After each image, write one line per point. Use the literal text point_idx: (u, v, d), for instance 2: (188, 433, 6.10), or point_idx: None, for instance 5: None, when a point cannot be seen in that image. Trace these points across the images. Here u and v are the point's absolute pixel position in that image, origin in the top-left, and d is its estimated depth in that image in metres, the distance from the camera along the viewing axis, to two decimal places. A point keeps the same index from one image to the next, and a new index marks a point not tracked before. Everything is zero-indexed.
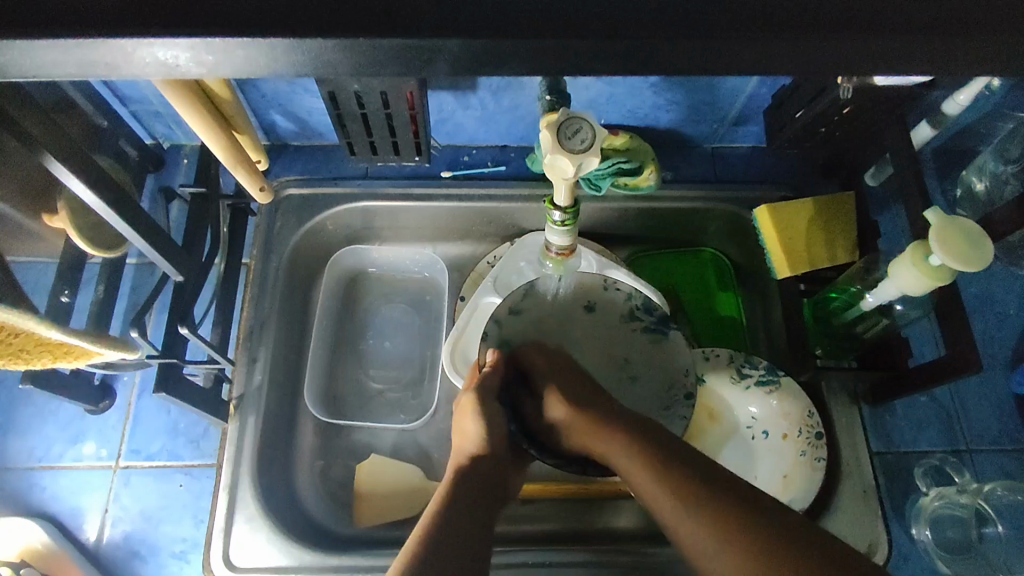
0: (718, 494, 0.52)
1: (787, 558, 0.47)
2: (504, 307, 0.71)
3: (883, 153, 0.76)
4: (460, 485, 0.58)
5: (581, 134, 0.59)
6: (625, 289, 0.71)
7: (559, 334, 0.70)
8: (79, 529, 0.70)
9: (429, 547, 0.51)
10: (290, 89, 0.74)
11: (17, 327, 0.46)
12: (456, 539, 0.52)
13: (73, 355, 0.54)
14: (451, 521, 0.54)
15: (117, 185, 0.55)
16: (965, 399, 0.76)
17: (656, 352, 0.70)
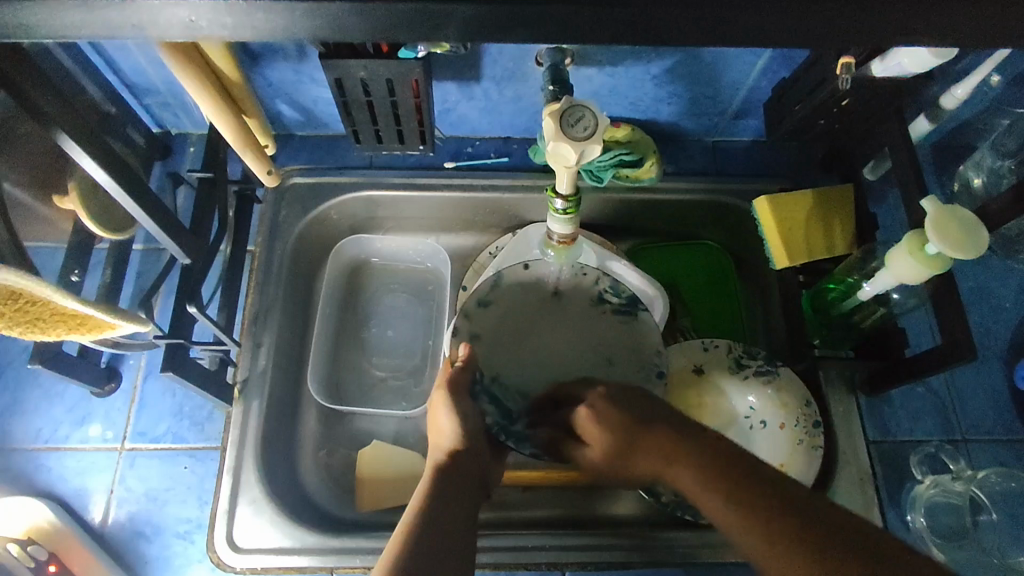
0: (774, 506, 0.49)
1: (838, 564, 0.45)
2: (471, 298, 0.70)
3: (881, 147, 0.77)
4: (439, 487, 0.57)
5: (583, 122, 0.60)
6: (594, 274, 0.73)
7: (523, 324, 0.71)
8: (85, 510, 0.71)
9: (412, 553, 0.51)
10: (296, 78, 0.75)
11: (34, 296, 0.48)
12: (437, 548, 0.53)
13: (86, 328, 0.56)
14: (433, 527, 0.54)
15: (127, 163, 0.56)
16: (961, 390, 0.78)
17: (627, 333, 0.70)
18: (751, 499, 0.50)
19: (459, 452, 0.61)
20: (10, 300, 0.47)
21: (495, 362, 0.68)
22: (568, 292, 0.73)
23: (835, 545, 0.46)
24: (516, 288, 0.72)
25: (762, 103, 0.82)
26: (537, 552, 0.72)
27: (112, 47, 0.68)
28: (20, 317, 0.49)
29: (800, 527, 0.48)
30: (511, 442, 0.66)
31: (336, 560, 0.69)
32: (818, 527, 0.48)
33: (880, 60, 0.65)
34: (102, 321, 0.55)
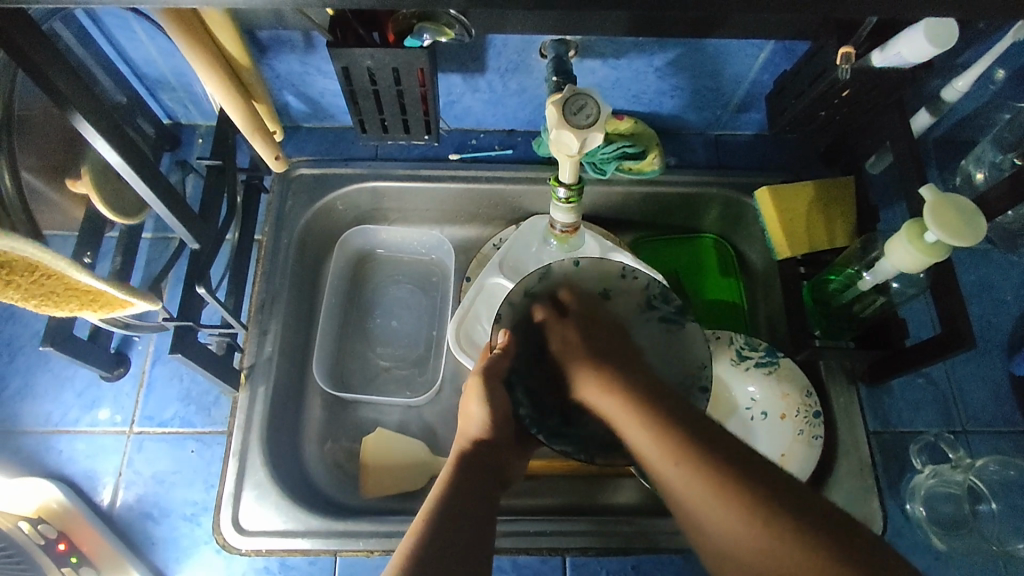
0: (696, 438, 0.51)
1: (741, 484, 0.47)
2: (519, 289, 0.67)
3: (884, 141, 0.78)
4: (462, 474, 0.59)
5: (586, 109, 0.61)
6: (642, 278, 0.67)
7: (568, 323, 0.65)
8: (94, 491, 0.72)
9: (428, 540, 0.51)
10: (304, 70, 0.77)
11: (50, 271, 0.49)
12: (457, 532, 0.53)
13: (100, 305, 0.57)
14: (453, 512, 0.54)
15: (138, 147, 0.58)
16: (961, 380, 0.79)
17: (673, 343, 0.62)
18: (684, 435, 0.51)
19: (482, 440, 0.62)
20: (26, 274, 0.48)
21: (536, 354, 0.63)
22: (616, 295, 0.66)
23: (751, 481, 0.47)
24: (565, 284, 0.67)
25: (764, 96, 0.83)
26: (540, 538, 0.72)
27: (123, 36, 0.70)
28: (36, 291, 0.51)
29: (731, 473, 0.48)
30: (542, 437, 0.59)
31: (339, 543, 0.70)
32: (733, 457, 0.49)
33: (880, 50, 0.65)
34: (114, 298, 0.57)
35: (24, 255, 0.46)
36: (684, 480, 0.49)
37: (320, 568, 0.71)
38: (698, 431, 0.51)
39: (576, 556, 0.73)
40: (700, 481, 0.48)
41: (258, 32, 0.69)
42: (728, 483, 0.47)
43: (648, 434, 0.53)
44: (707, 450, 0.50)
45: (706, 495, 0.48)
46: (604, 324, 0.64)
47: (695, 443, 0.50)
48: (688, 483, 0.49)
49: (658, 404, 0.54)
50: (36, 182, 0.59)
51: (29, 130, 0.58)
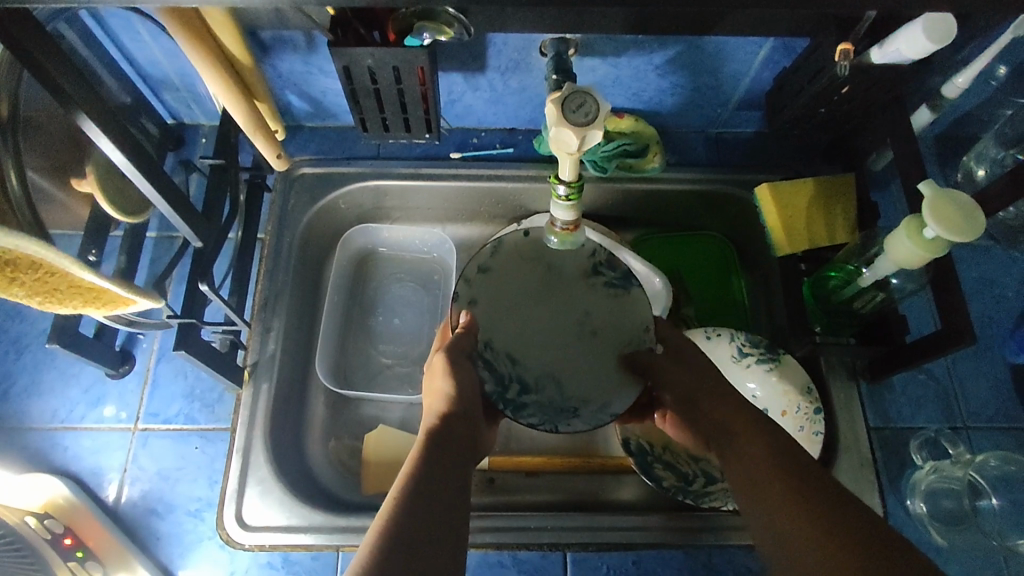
0: (797, 481, 0.55)
1: (830, 527, 0.52)
2: (472, 265, 0.72)
3: (884, 138, 0.78)
4: (434, 446, 0.57)
5: (585, 107, 0.61)
6: (589, 245, 0.74)
7: (514, 295, 0.72)
8: (100, 488, 0.73)
9: (403, 517, 0.50)
10: (306, 69, 0.77)
11: (54, 267, 0.50)
12: (426, 524, 0.51)
13: (102, 302, 0.58)
14: (419, 503, 0.52)
15: (142, 146, 0.58)
16: (962, 377, 0.79)
17: (618, 307, 0.72)
18: (784, 473, 0.56)
19: (451, 416, 0.60)
20: (30, 270, 0.49)
21: (490, 327, 0.71)
22: (561, 263, 0.74)
23: (838, 527, 0.52)
24: (514, 254, 0.74)
25: (764, 93, 0.83)
26: (541, 533, 0.73)
27: (128, 38, 0.71)
28: (40, 287, 0.51)
29: (826, 521, 0.52)
30: (509, 411, 0.67)
31: (341, 538, 0.70)
32: (827, 506, 0.53)
33: (879, 47, 0.65)
34: (116, 295, 0.57)
35: (30, 251, 0.46)
36: (774, 510, 0.55)
37: (323, 564, 0.71)
38: (798, 473, 0.56)
39: (577, 552, 0.73)
40: (790, 512, 0.54)
41: (260, 34, 0.69)
42: (820, 525, 0.52)
43: (747, 465, 0.58)
44: (802, 492, 0.55)
45: (784, 513, 0.54)
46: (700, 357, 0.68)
47: (780, 471, 0.56)
48: (778, 513, 0.54)
49: (767, 442, 0.59)
50: (41, 182, 0.60)
51: (35, 130, 0.59)
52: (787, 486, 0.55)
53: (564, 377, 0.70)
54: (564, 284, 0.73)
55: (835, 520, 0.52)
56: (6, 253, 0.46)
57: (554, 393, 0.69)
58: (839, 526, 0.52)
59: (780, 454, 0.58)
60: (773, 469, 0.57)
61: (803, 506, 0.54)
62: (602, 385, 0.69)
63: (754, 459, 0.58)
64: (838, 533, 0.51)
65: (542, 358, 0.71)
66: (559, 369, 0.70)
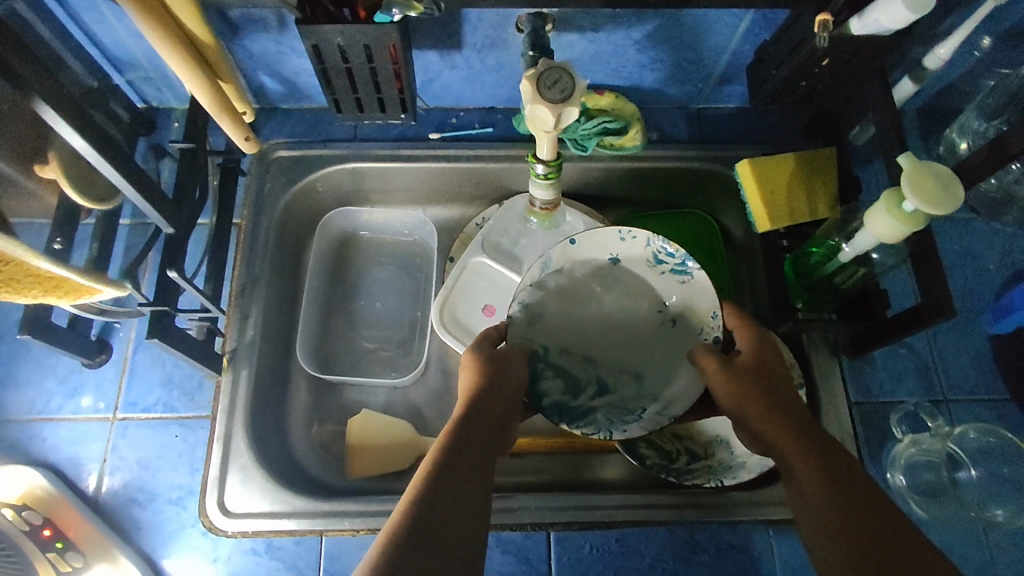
0: (840, 480, 0.52)
1: (866, 529, 0.49)
2: (526, 287, 0.73)
3: (865, 113, 0.77)
4: (458, 439, 0.56)
5: (560, 84, 0.60)
6: (641, 237, 0.73)
7: (578, 304, 0.74)
8: (79, 478, 0.72)
9: (418, 514, 0.50)
10: (278, 49, 0.75)
11: (6, 257, 0.49)
12: (449, 520, 0.50)
13: (64, 292, 0.57)
14: (435, 504, 0.50)
15: (104, 131, 0.57)
16: (943, 350, 0.79)
17: (687, 296, 0.73)
18: (827, 469, 0.53)
19: (475, 412, 0.59)
20: None
21: (556, 339, 0.73)
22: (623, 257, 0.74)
23: (873, 528, 0.49)
24: (569, 264, 0.74)
25: (745, 67, 0.82)
26: (529, 512, 0.72)
27: (92, 19, 0.69)
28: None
29: (861, 521, 0.50)
30: (582, 415, 0.71)
31: (324, 523, 0.70)
32: (868, 509, 0.50)
33: (859, 17, 0.64)
34: (78, 284, 0.57)
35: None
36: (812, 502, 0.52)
37: (306, 548, 0.70)
38: (845, 475, 0.53)
39: (560, 531, 0.73)
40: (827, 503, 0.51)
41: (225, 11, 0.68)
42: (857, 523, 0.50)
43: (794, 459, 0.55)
44: (843, 490, 0.52)
45: (821, 503, 0.51)
46: (768, 351, 0.63)
47: (825, 466, 0.53)
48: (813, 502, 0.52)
49: (816, 442, 0.56)
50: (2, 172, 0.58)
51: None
52: (830, 488, 0.52)
53: (642, 371, 0.73)
54: (630, 279, 0.75)
55: (872, 524, 0.49)
56: None
57: (628, 390, 0.72)
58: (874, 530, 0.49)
59: (826, 453, 0.54)
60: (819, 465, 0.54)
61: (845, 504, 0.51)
62: (671, 379, 0.71)
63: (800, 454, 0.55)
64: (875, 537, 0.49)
65: (616, 357, 0.74)
66: (637, 366, 0.73)
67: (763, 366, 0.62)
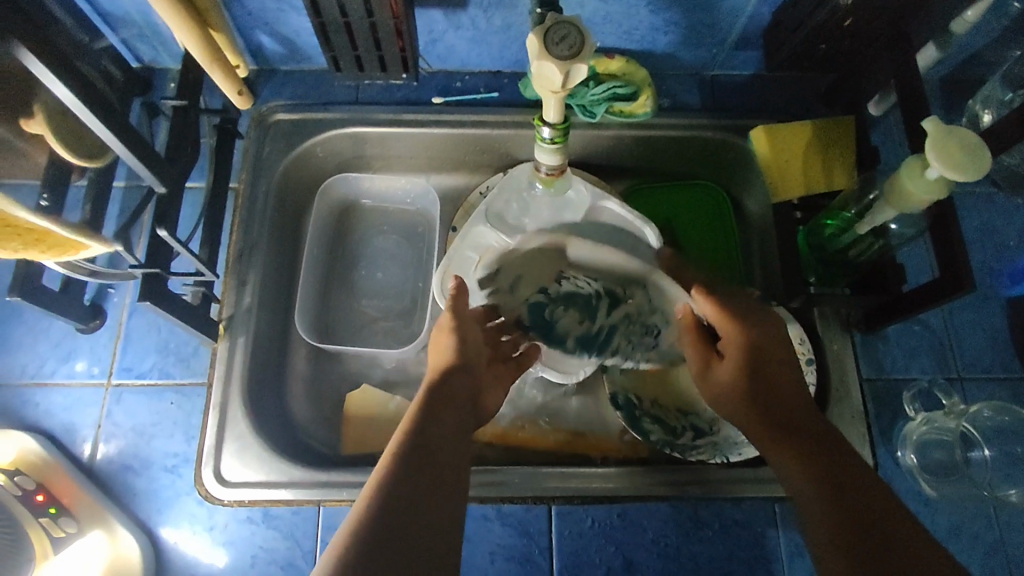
0: (840, 478, 0.53)
1: (865, 528, 0.50)
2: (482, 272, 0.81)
3: (887, 80, 0.74)
4: (429, 415, 0.56)
5: (568, 40, 0.58)
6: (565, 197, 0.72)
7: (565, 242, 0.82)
8: (73, 444, 0.71)
9: (391, 493, 0.50)
10: (275, 6, 0.72)
11: None
12: (420, 500, 0.50)
13: (51, 247, 0.55)
14: (407, 480, 0.51)
15: (91, 83, 0.54)
16: (959, 328, 0.77)
17: None
18: (824, 468, 0.54)
19: (444, 386, 0.60)
20: None
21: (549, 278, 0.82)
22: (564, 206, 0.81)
23: (872, 526, 0.50)
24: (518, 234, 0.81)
25: (762, 31, 0.79)
26: (528, 486, 0.71)
27: None
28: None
29: (860, 519, 0.51)
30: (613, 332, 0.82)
31: (321, 493, 0.69)
32: (867, 506, 0.51)
33: None
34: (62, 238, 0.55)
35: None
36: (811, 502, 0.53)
37: (304, 518, 0.69)
38: (843, 473, 0.54)
39: (561, 505, 0.72)
40: (825, 503, 0.52)
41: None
42: (855, 521, 0.51)
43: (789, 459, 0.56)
44: (840, 488, 0.52)
45: (819, 502, 0.52)
46: (767, 338, 0.60)
47: (822, 466, 0.54)
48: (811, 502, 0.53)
49: (811, 440, 0.56)
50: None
51: None
52: (827, 488, 0.53)
53: (651, 283, 0.82)
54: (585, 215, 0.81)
55: (871, 523, 0.50)
56: None
57: (648, 298, 0.83)
58: (874, 528, 0.50)
59: (824, 450, 0.55)
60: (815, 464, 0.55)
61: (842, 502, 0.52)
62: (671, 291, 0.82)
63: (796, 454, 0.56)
64: (874, 536, 0.50)
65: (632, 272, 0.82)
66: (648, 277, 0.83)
67: (758, 361, 0.60)
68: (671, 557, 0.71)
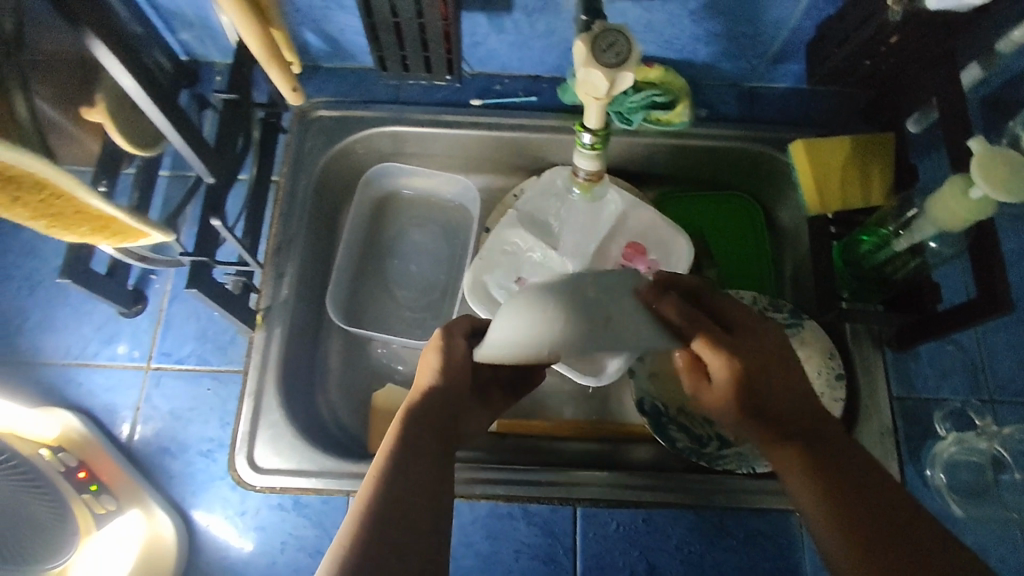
0: (860, 492, 0.50)
1: (886, 541, 0.47)
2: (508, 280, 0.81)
3: (929, 98, 0.73)
4: (405, 447, 0.51)
5: (616, 47, 0.58)
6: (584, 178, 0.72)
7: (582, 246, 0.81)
8: (113, 425, 0.73)
9: (365, 539, 0.46)
10: (324, 5, 0.74)
11: (62, 192, 0.48)
12: (401, 547, 0.46)
13: (116, 235, 0.57)
14: (391, 525, 0.47)
15: (151, 70, 0.55)
16: (992, 349, 0.77)
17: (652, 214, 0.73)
18: (841, 481, 0.51)
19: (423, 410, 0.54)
20: (35, 192, 0.47)
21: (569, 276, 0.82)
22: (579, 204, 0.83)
23: (894, 540, 0.47)
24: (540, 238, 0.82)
25: (804, 44, 0.79)
26: (554, 487, 0.71)
27: None
28: (45, 211, 0.50)
29: (885, 532, 0.48)
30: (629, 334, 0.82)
31: (351, 484, 0.70)
32: (889, 518, 0.48)
33: None
34: (128, 228, 0.56)
35: (34, 169, 0.45)
36: (829, 517, 0.50)
37: (333, 507, 0.70)
38: (865, 486, 0.50)
39: (588, 507, 0.72)
40: (842, 515, 0.49)
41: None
42: (875, 533, 0.48)
43: (804, 477, 0.52)
44: (858, 501, 0.50)
45: (836, 514, 0.49)
46: (762, 352, 0.55)
47: (838, 477, 0.51)
48: (824, 514, 0.50)
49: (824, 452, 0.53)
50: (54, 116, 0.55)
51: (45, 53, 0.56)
52: (843, 497, 0.50)
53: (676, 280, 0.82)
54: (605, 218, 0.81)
55: (894, 535, 0.47)
56: (11, 172, 0.44)
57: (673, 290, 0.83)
58: (897, 541, 0.47)
59: (840, 462, 0.52)
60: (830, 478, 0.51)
61: (861, 512, 0.49)
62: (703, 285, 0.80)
63: (811, 471, 0.52)
64: (898, 550, 0.47)
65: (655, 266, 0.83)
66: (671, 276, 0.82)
67: (754, 380, 0.54)
68: (694, 564, 0.71)
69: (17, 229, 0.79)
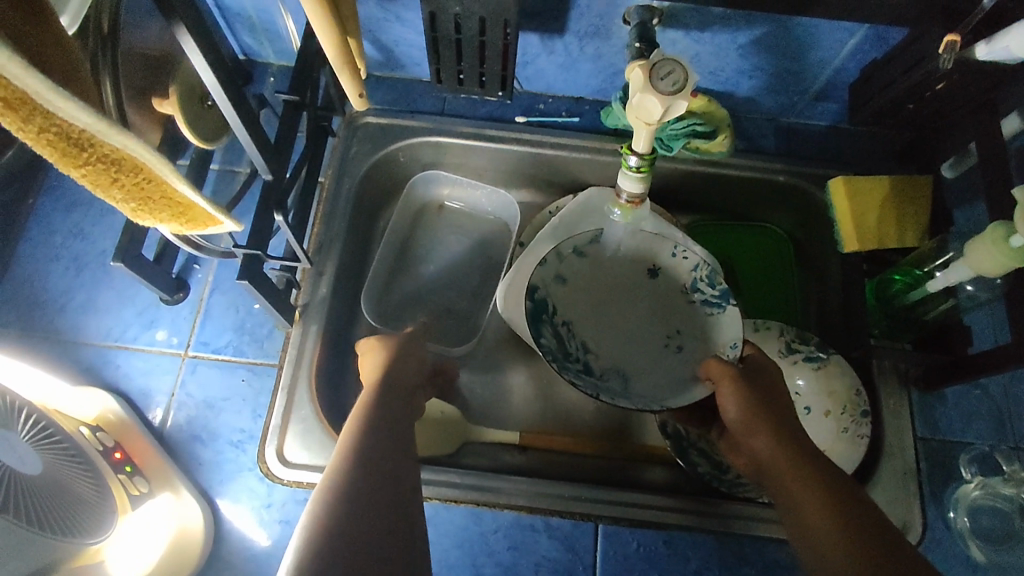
0: (856, 498, 0.55)
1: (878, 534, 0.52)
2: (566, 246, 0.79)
3: (969, 144, 0.75)
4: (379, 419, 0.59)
5: (673, 76, 0.60)
6: (691, 260, 0.79)
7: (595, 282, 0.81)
8: (147, 408, 0.74)
9: (348, 480, 0.52)
10: (384, 16, 0.76)
11: (152, 174, 0.49)
12: (372, 491, 0.52)
13: (190, 222, 0.57)
14: (367, 470, 0.53)
15: (228, 67, 0.57)
16: (1019, 397, 0.77)
17: (703, 321, 0.78)
18: (837, 484, 0.57)
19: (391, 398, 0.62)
20: (128, 174, 0.48)
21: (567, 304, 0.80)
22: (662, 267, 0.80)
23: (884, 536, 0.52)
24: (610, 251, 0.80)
25: (847, 85, 0.80)
26: (574, 503, 0.71)
27: None
28: (135, 194, 0.50)
29: (878, 530, 0.52)
30: (561, 367, 0.75)
31: None
32: (876, 521, 0.53)
33: (987, 43, 0.63)
34: (202, 214, 0.56)
35: (135, 150, 0.46)
36: (825, 513, 0.54)
37: None
38: (855, 491, 0.56)
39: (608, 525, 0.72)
40: (837, 513, 0.54)
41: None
42: (868, 528, 0.53)
43: (800, 476, 0.58)
44: (851, 504, 0.55)
45: (832, 510, 0.54)
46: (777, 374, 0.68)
47: (834, 482, 0.57)
48: (824, 513, 0.55)
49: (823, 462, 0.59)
50: (132, 108, 0.57)
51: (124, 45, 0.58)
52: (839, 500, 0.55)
53: (629, 373, 0.79)
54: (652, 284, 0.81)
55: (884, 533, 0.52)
56: (111, 153, 0.45)
57: (617, 384, 0.77)
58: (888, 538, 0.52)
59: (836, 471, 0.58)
60: (830, 479, 0.57)
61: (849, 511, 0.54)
62: (666, 382, 0.77)
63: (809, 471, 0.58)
64: (887, 543, 0.51)
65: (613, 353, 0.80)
66: (627, 370, 0.79)
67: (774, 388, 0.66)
68: None
69: (69, 211, 0.81)
